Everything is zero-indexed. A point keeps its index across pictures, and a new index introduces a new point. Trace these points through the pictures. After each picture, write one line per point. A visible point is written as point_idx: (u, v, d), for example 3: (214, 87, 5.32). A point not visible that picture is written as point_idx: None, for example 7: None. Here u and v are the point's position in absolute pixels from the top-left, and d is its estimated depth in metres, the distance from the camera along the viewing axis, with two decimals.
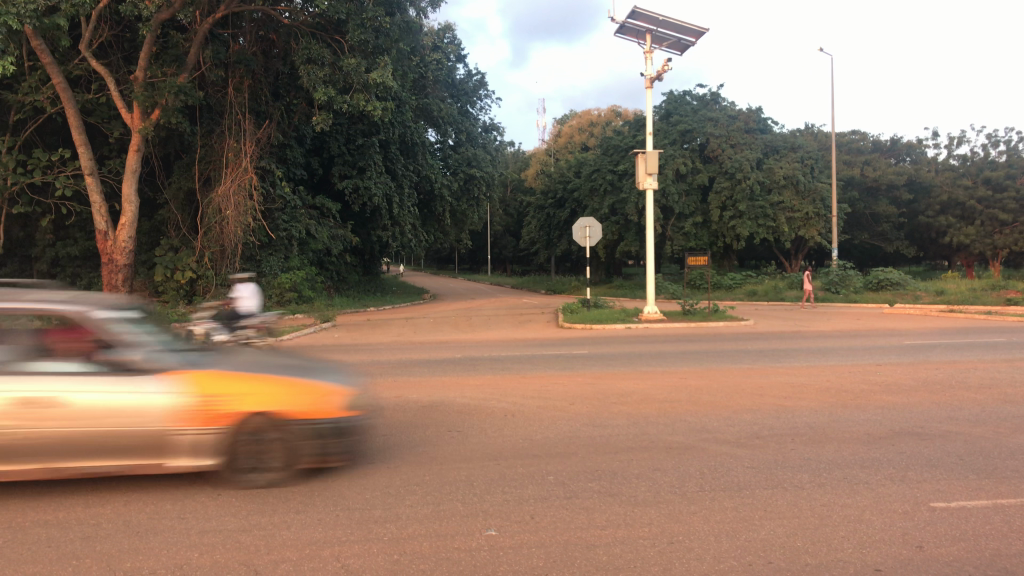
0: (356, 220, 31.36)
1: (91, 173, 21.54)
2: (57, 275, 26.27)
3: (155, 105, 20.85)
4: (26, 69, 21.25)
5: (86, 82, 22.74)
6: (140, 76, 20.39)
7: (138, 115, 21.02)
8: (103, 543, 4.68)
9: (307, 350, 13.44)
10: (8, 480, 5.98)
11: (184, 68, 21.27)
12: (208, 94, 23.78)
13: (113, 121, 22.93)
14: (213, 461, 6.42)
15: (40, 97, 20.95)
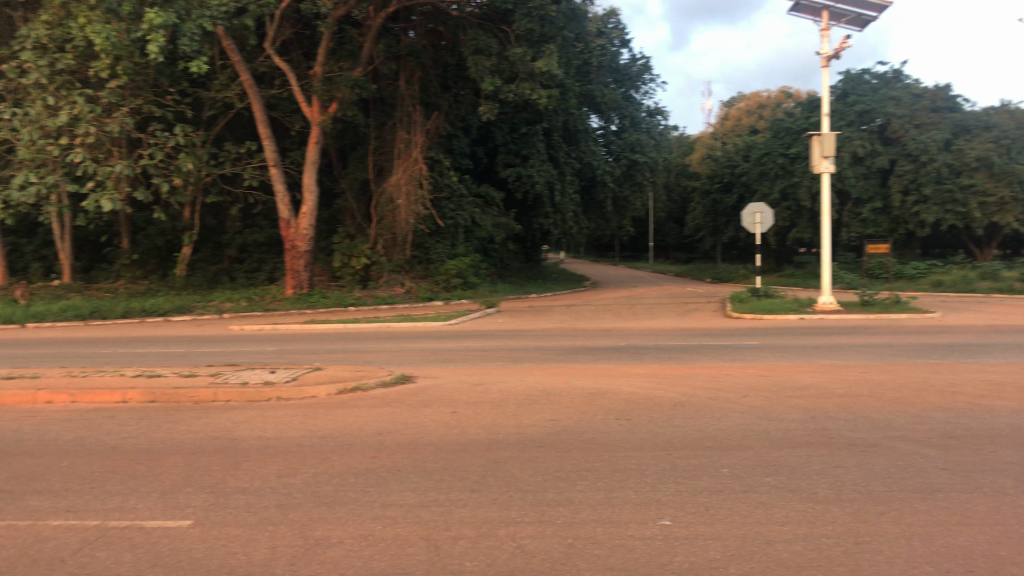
0: (520, 208, 31.60)
1: (274, 165, 22.79)
2: (245, 261, 27.96)
3: (333, 98, 21.90)
4: (218, 67, 22.89)
5: (270, 79, 24.22)
6: (318, 71, 21.44)
7: (316, 109, 22.10)
8: (297, 510, 5.04)
9: (478, 334, 13.75)
10: (216, 452, 6.54)
11: (359, 62, 22.24)
12: (381, 87, 24.91)
13: (294, 115, 24.33)
14: (392, 437, 6.70)
15: (230, 93, 22.53)
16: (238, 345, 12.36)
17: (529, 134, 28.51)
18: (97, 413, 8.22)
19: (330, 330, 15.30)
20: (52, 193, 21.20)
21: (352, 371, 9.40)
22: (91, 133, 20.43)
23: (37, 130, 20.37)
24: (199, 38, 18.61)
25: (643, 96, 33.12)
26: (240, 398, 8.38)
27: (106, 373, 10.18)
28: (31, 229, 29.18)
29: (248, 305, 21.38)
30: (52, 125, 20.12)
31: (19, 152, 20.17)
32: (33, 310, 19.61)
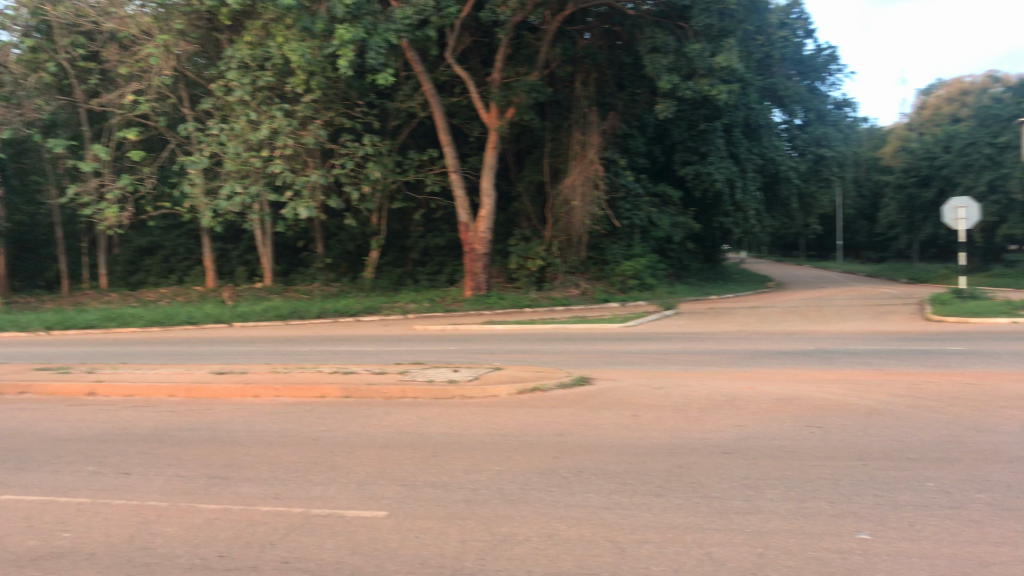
0: (699, 207, 30.85)
1: (454, 170, 23.51)
2: (427, 264, 28.92)
3: (510, 103, 22.44)
4: (402, 78, 24.01)
5: (451, 87, 25.14)
6: (497, 77, 21.98)
7: (495, 115, 22.65)
8: (482, 505, 5.97)
9: (660, 337, 13.56)
10: (411, 446, 7.71)
11: (535, 66, 22.60)
12: (557, 90, 25.38)
13: (473, 121, 25.13)
14: (572, 438, 7.40)
15: (414, 103, 23.65)
16: (425, 344, 12.83)
17: (708, 132, 27.85)
18: (299, 406, 9.34)
19: (509, 331, 15.60)
20: (255, 202, 22.88)
21: (531, 371, 9.77)
22: (289, 145, 21.99)
23: (242, 144, 22.03)
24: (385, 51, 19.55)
25: (830, 87, 31.49)
26: (427, 395, 9.19)
27: (306, 368, 10.94)
28: (236, 234, 31.65)
29: (431, 306, 22.20)
30: (254, 139, 21.69)
31: (226, 165, 21.93)
32: (240, 310, 21.34)
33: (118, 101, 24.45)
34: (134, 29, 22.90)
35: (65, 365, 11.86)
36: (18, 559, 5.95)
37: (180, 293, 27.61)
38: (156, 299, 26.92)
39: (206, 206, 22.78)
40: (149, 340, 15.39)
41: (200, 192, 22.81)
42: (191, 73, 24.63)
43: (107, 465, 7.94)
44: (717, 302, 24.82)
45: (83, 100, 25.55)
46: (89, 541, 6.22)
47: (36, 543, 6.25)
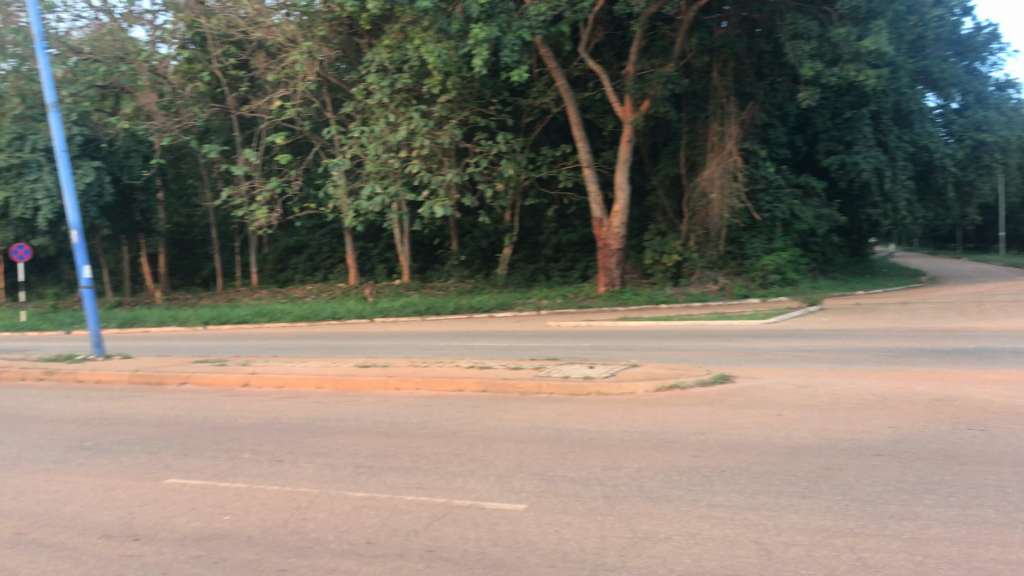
0: (844, 199, 29.19)
1: (588, 165, 23.42)
2: (560, 260, 28.96)
3: (645, 96, 22.12)
4: (535, 75, 24.27)
5: (584, 82, 25.24)
6: (631, 71, 21.90)
7: (629, 108, 22.44)
8: (623, 504, 6.13)
9: (806, 333, 13.08)
10: (551, 440, 7.92)
11: (670, 58, 22.35)
12: (693, 81, 25.05)
13: (607, 116, 25.16)
14: (714, 436, 7.41)
15: (547, 99, 23.94)
16: (558, 340, 12.84)
17: (855, 119, 26.80)
18: (438, 400, 9.65)
19: (645, 327, 15.43)
20: (394, 202, 23.47)
21: (670, 369, 9.81)
22: (426, 145, 22.48)
23: (382, 146, 22.63)
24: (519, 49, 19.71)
25: (990, 66, 29.29)
26: (562, 390, 9.43)
27: (443, 362, 11.18)
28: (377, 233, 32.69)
29: (564, 302, 22.24)
30: (393, 141, 22.25)
31: (367, 167, 22.59)
32: (380, 306, 22.05)
33: (266, 108, 25.67)
34: (280, 38, 23.82)
35: (221, 358, 12.58)
36: (185, 538, 6.36)
37: (324, 290, 28.75)
38: (301, 296, 28.20)
39: (348, 207, 23.59)
40: (297, 334, 16.14)
41: (342, 193, 23.63)
42: (333, 78, 25.63)
43: (261, 453, 8.45)
44: (865, 297, 23.53)
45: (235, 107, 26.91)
46: (247, 523, 6.59)
47: (200, 525, 6.65)
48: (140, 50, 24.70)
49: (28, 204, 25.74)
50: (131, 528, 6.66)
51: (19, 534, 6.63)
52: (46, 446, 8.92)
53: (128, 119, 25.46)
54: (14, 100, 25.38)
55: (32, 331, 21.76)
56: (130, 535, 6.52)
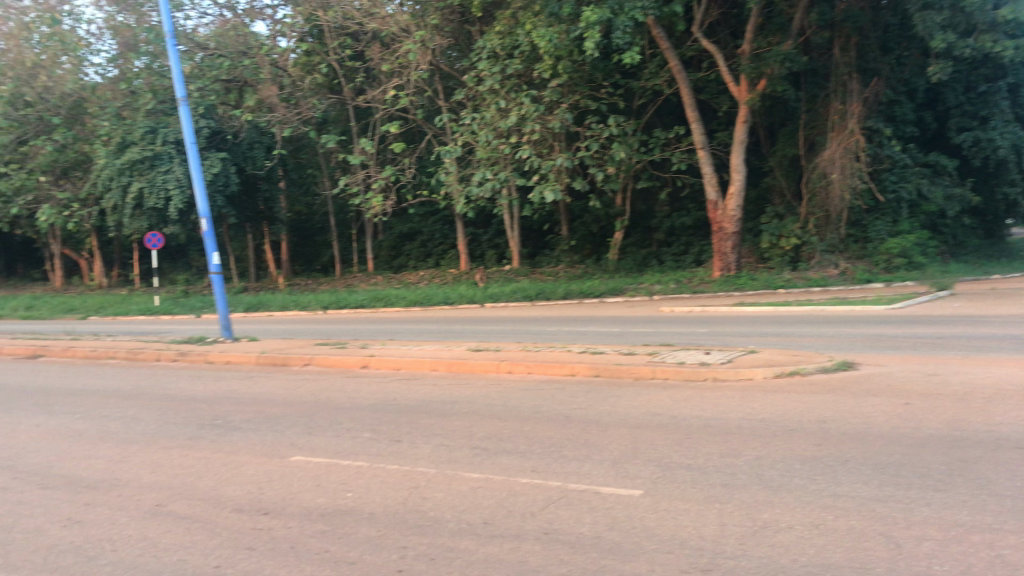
0: (978, 176, 27.43)
1: (702, 148, 22.99)
2: (673, 244, 28.53)
3: (762, 75, 21.55)
4: (647, 57, 24.05)
5: (698, 62, 24.86)
6: (748, 49, 21.38)
7: (745, 88, 21.91)
8: (741, 492, 5.99)
9: (935, 319, 12.47)
10: (666, 426, 7.83)
11: (789, 35, 21.68)
12: (813, 58, 24.37)
13: (722, 96, 24.78)
14: (837, 425, 7.17)
15: (659, 81, 23.69)
16: (672, 326, 12.67)
17: (990, 93, 25.57)
18: (551, 384, 9.71)
19: (761, 313, 15.05)
20: (504, 187, 23.70)
21: (789, 355, 9.57)
22: (536, 130, 22.52)
23: (492, 132, 22.89)
24: (631, 30, 19.53)
25: None
26: (677, 376, 9.33)
27: (555, 347, 11.21)
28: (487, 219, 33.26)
29: (677, 287, 21.92)
30: (504, 127, 22.46)
31: (478, 153, 22.91)
32: (491, 291, 22.29)
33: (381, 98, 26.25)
34: (394, 28, 24.28)
35: (341, 340, 12.98)
36: (312, 513, 6.60)
37: (437, 276, 29.29)
38: (415, 282, 28.77)
39: (459, 193, 23.96)
40: (411, 318, 16.50)
41: (454, 180, 24.03)
42: (445, 65, 25.95)
43: (379, 433, 8.70)
44: (1000, 282, 22.12)
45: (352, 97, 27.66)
46: (369, 501, 6.78)
47: (324, 501, 6.89)
48: (261, 44, 25.59)
49: (160, 194, 27.06)
50: (262, 502, 6.96)
51: (159, 506, 7.02)
52: (181, 424, 9.41)
53: (250, 112, 26.53)
54: (147, 95, 26.81)
55: (165, 316, 23.00)
56: (260, 509, 6.81)
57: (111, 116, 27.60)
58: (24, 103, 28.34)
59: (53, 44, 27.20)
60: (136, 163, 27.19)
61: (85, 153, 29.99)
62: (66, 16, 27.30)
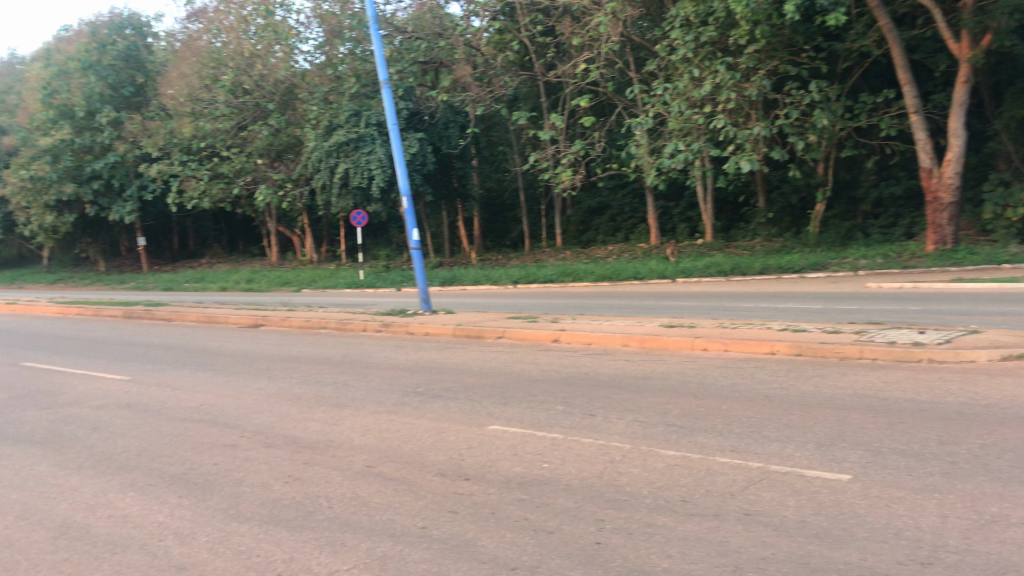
0: None
1: (916, 111, 21.44)
2: (881, 216, 26.87)
3: (986, 29, 19.76)
4: (853, 17, 22.73)
5: (911, 19, 23.19)
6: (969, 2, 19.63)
7: (967, 44, 20.19)
8: (966, 483, 5.57)
9: None
10: (877, 408, 7.41)
11: None
12: None
13: (938, 55, 23.27)
14: None
15: (867, 41, 22.33)
16: (882, 303, 11.95)
17: None
18: (748, 362, 9.45)
19: (980, 290, 13.92)
20: (697, 158, 23.23)
21: (1017, 337, 8.80)
22: (732, 99, 21.79)
23: (685, 102, 22.41)
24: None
25: None
26: (888, 356, 8.82)
27: (753, 324, 10.89)
28: (678, 192, 32.86)
29: (885, 262, 20.57)
30: (698, 96, 21.81)
31: (670, 124, 22.47)
32: (683, 266, 21.89)
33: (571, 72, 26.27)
34: (585, 1, 24.08)
35: (533, 314, 13.23)
36: (510, 481, 6.76)
37: (627, 250, 29.14)
38: (605, 257, 28.76)
39: (650, 165, 23.88)
40: (601, 294, 16.55)
41: (645, 152, 23.88)
42: (637, 36, 25.43)
43: (574, 406, 8.79)
44: None
45: (543, 73, 27.95)
46: (565, 473, 6.86)
47: (522, 470, 7.04)
48: (456, 24, 26.32)
49: (363, 174, 28.51)
50: (463, 468, 7.22)
51: (369, 467, 7.45)
52: (386, 391, 9.94)
53: (446, 92, 27.54)
54: (351, 80, 28.47)
55: (369, 289, 24.33)
56: (461, 475, 7.05)
57: (319, 101, 29.68)
58: (244, 90, 30.94)
59: (268, 35, 29.46)
60: (342, 145, 28.91)
61: (296, 136, 32.15)
62: (278, 7, 29.25)
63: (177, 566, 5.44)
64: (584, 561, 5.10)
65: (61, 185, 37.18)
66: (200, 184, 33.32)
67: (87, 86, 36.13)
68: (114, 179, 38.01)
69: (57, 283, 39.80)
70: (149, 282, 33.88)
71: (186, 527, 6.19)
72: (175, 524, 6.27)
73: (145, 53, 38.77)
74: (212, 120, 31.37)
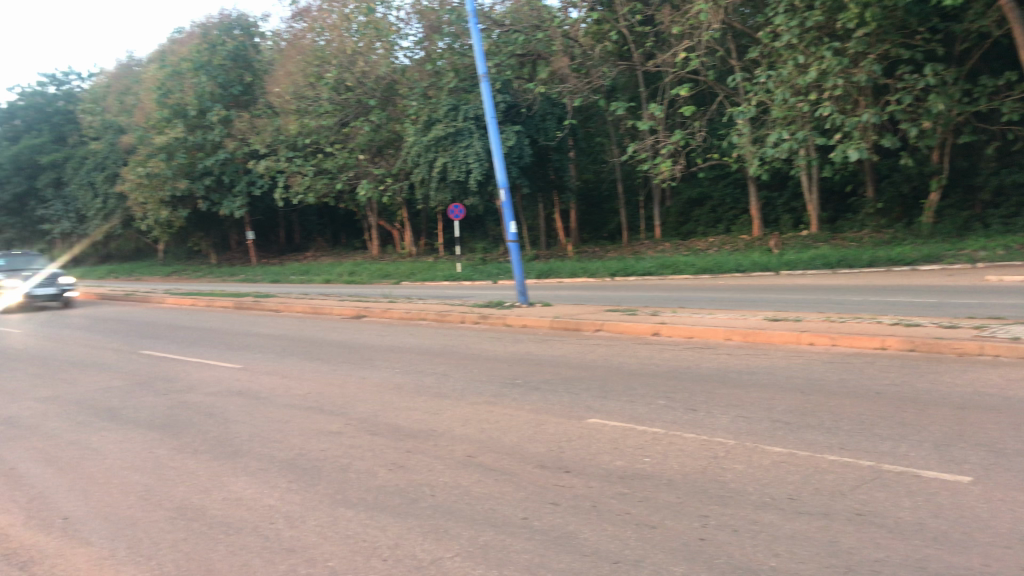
0: None
1: None
2: (1001, 205, 25.49)
3: None
4: None
5: None
6: None
7: None
8: None
9: None
10: (1002, 407, 7.06)
11: None
12: None
13: None
14: None
15: (987, 21, 21.20)
16: (1002, 297, 11.35)
17: None
18: (858, 357, 9.14)
19: None
20: (803, 147, 22.64)
21: None
22: (839, 85, 21.06)
23: (790, 89, 21.85)
24: None
25: None
26: (1010, 353, 8.41)
27: (862, 318, 10.51)
28: (782, 181, 32.13)
29: (1004, 253, 19.53)
30: (803, 83, 21.22)
31: (774, 112, 22.00)
32: (788, 258, 21.29)
33: (671, 61, 25.90)
34: None
35: (632, 307, 13.12)
36: (611, 475, 6.71)
37: (729, 242, 28.58)
38: (705, 249, 28.31)
39: (752, 155, 23.44)
40: (703, 287, 16.29)
41: (747, 141, 23.46)
42: (739, 23, 24.90)
43: (675, 400, 8.66)
44: None
45: (642, 63, 27.65)
46: (668, 467, 6.76)
47: (623, 464, 6.99)
48: (554, 16, 26.24)
49: (462, 167, 28.97)
50: (563, 461, 7.20)
51: (469, 456, 7.52)
52: (485, 382, 10.03)
53: (543, 84, 27.53)
54: (450, 74, 28.66)
55: (467, 282, 24.61)
56: (561, 467, 7.04)
57: (418, 95, 29.94)
58: (346, 87, 31.68)
59: (369, 32, 29.82)
60: (441, 139, 29.33)
61: (396, 132, 32.72)
62: (380, 5, 29.75)
63: (289, 549, 5.62)
64: (689, 557, 5.02)
65: (175, 181, 39.02)
66: (305, 180, 34.34)
67: (198, 86, 37.57)
68: (224, 174, 39.58)
69: (171, 276, 41.72)
70: (256, 274, 35.16)
71: (296, 510, 6.39)
72: (286, 508, 6.48)
73: (253, 52, 39.88)
74: (317, 117, 32.39)
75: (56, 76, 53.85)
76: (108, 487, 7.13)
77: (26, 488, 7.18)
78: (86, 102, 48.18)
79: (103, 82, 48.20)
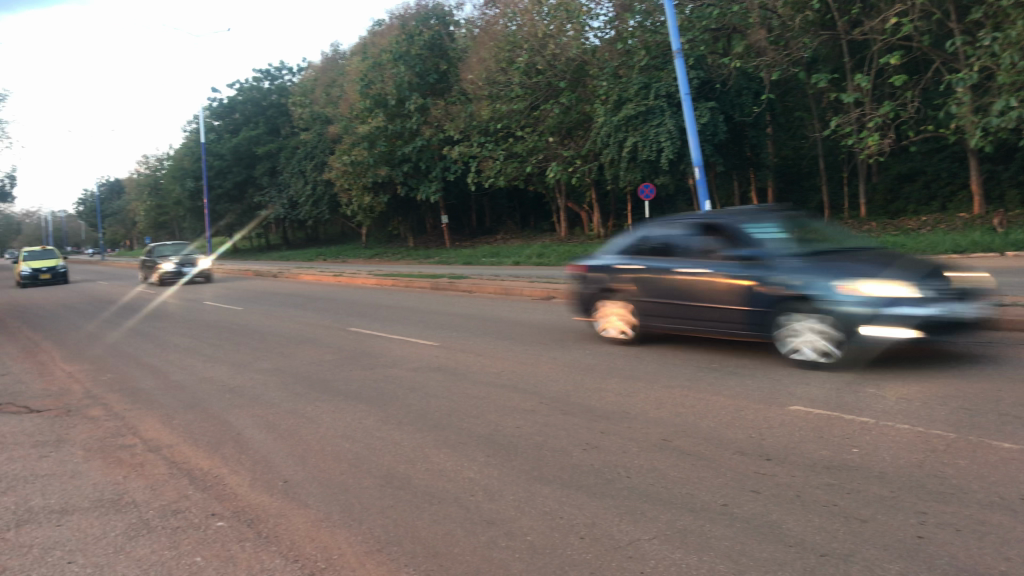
0: None
1: None
2: None
3: None
4: None
5: None
6: None
7: None
8: None
9: None
10: None
11: None
12: None
13: None
14: None
15: None
16: None
17: None
18: None
19: None
20: None
21: None
22: None
23: (1019, 51, 19.92)
24: None
25: None
26: None
27: None
28: (1008, 154, 29.51)
29: None
30: None
31: (1002, 78, 20.17)
32: (1014, 238, 19.47)
33: (880, 27, 24.31)
34: None
35: None
36: (816, 465, 6.39)
37: (943, 221, 26.51)
38: (916, 229, 26.42)
39: (974, 125, 21.76)
40: None
41: (968, 111, 21.73)
42: None
43: (886, 389, 8.14)
44: None
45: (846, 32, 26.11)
46: (879, 460, 6.36)
47: (829, 454, 6.64)
48: None
49: (653, 146, 28.52)
50: (763, 448, 6.94)
51: (665, 440, 7.42)
52: (680, 365, 9.85)
53: (739, 58, 26.59)
54: (641, 53, 28.26)
55: None
56: (762, 455, 6.79)
57: (609, 75, 29.98)
58: (537, 71, 32.20)
59: (560, 14, 30.15)
60: (632, 119, 29.24)
61: (586, 113, 32.81)
62: None
63: (489, 521, 5.77)
64: (906, 555, 4.71)
65: (377, 168, 41.21)
66: (497, 164, 35.12)
67: (397, 76, 39.21)
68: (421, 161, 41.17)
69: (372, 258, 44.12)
70: (451, 257, 36.51)
71: (493, 485, 6.55)
72: (484, 481, 6.66)
73: (448, 40, 41.02)
74: (508, 102, 33.11)
75: (270, 72, 58.13)
76: (321, 454, 7.61)
77: (251, 451, 7.80)
78: (296, 95, 51.59)
79: (311, 76, 51.47)
